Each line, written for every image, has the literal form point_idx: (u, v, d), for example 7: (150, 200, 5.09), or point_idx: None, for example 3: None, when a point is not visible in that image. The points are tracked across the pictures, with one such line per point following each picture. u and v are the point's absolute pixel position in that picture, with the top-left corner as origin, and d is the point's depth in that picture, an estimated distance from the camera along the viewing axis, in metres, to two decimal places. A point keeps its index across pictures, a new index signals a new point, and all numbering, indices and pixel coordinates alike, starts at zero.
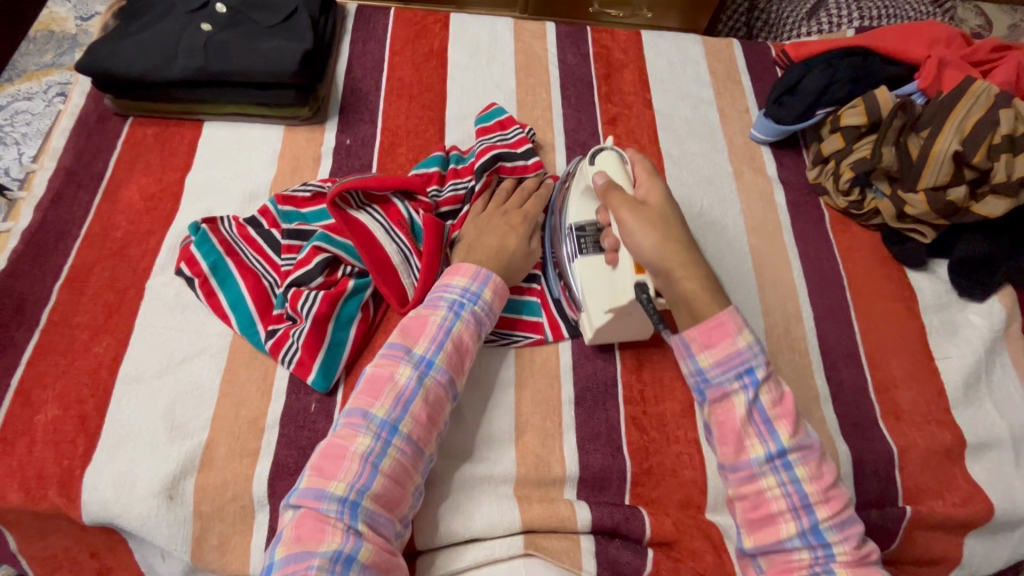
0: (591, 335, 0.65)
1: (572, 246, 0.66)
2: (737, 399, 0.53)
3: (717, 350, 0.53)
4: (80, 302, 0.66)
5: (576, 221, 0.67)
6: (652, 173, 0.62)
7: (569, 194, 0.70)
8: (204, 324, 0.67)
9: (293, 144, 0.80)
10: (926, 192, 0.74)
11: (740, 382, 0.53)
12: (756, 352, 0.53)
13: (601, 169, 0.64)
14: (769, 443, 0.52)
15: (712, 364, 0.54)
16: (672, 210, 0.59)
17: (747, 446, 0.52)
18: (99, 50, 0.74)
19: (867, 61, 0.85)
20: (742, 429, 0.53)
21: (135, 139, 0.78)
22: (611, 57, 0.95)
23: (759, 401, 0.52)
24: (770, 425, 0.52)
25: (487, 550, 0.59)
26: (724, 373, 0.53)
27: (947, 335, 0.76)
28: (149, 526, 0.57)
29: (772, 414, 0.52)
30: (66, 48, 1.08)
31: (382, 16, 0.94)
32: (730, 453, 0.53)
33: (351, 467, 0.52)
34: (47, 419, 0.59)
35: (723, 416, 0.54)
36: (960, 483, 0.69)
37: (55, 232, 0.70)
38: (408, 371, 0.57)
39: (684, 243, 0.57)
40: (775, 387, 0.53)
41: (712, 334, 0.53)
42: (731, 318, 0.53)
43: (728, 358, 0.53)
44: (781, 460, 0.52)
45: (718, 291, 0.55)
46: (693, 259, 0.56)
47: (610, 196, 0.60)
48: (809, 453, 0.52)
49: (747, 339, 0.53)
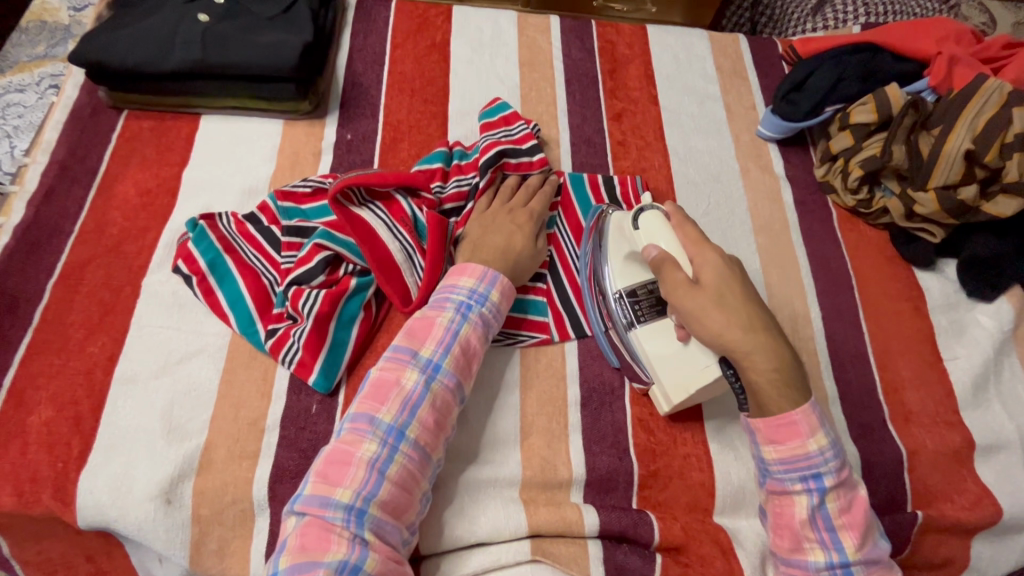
0: (666, 409, 0.62)
1: (627, 313, 0.63)
2: (799, 498, 0.52)
3: (784, 448, 0.52)
4: (74, 300, 0.64)
5: (626, 287, 0.64)
6: (702, 238, 0.60)
7: (607, 253, 0.67)
8: (202, 322, 0.65)
9: (293, 138, 0.79)
10: (936, 191, 0.73)
11: (803, 485, 0.52)
12: (827, 458, 0.52)
13: (649, 238, 0.61)
14: (830, 551, 0.52)
15: (776, 459, 0.53)
16: (735, 282, 0.56)
17: (805, 546, 0.53)
18: (93, 40, 0.72)
19: (876, 58, 0.84)
20: (801, 530, 0.52)
21: (130, 133, 0.77)
22: (616, 51, 0.93)
23: (824, 506, 0.52)
24: (833, 533, 0.52)
25: (492, 555, 0.58)
26: (788, 472, 0.53)
27: (955, 335, 0.75)
28: (146, 530, 0.55)
29: (836, 523, 0.52)
30: (59, 39, 1.06)
31: (383, 8, 0.92)
32: (785, 547, 0.54)
33: (357, 474, 0.51)
34: (41, 420, 0.58)
35: (781, 508, 0.54)
36: (969, 485, 0.68)
37: (48, 228, 0.69)
38: (415, 375, 0.55)
39: (753, 321, 0.55)
40: (844, 495, 0.52)
41: (780, 431, 0.52)
42: (802, 416, 0.52)
43: (794, 459, 0.52)
44: (842, 569, 0.52)
45: (792, 379, 0.53)
46: (765, 345, 0.53)
47: (665, 275, 0.58)
48: (871, 565, 0.52)
49: (819, 443, 0.52)
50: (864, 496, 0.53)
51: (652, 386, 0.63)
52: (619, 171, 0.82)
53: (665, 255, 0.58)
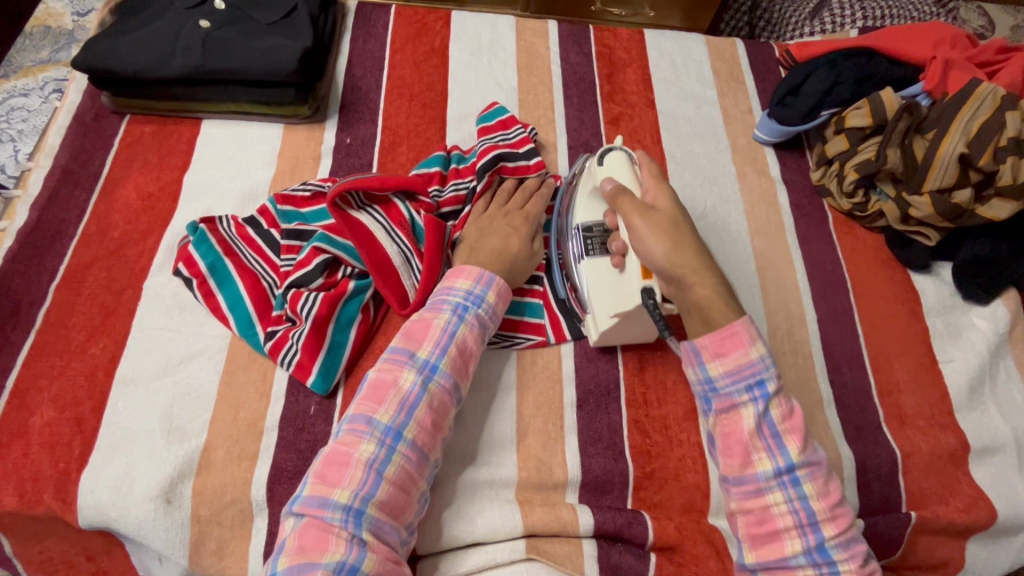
0: (596, 336, 0.65)
1: (578, 248, 0.67)
2: (745, 410, 0.54)
3: (728, 360, 0.54)
4: (76, 303, 0.65)
5: (584, 222, 0.68)
6: (661, 176, 0.63)
7: (575, 196, 0.71)
8: (202, 325, 0.66)
9: (293, 143, 0.79)
10: (931, 194, 0.73)
11: (750, 395, 0.53)
12: (768, 365, 0.53)
13: (610, 173, 0.65)
14: (777, 457, 0.53)
15: (722, 374, 0.54)
16: (685, 215, 0.60)
17: (754, 459, 0.53)
18: (96, 46, 0.73)
19: (872, 62, 0.84)
20: (749, 442, 0.53)
21: (132, 137, 0.78)
22: (613, 56, 0.94)
23: (768, 415, 0.53)
24: (778, 439, 0.53)
25: (489, 555, 0.58)
26: (734, 384, 0.54)
27: (951, 338, 0.76)
28: (146, 530, 0.56)
29: (780, 429, 0.53)
30: (63, 44, 1.07)
31: (383, 14, 0.93)
32: (736, 466, 0.54)
33: (355, 474, 0.51)
34: (43, 421, 0.59)
35: (730, 427, 0.54)
36: (963, 488, 0.68)
37: (51, 231, 0.70)
38: (412, 375, 0.56)
39: (696, 245, 0.58)
40: (786, 402, 0.54)
41: (724, 343, 0.54)
42: (744, 328, 0.54)
43: (738, 369, 0.54)
44: (789, 476, 0.52)
45: (731, 299, 0.56)
46: (705, 263, 0.57)
47: (619, 202, 0.61)
48: (816, 470, 0.53)
49: (760, 351, 0.54)
50: (802, 408, 0.55)
51: (588, 319, 0.67)
52: None
53: (621, 186, 0.62)
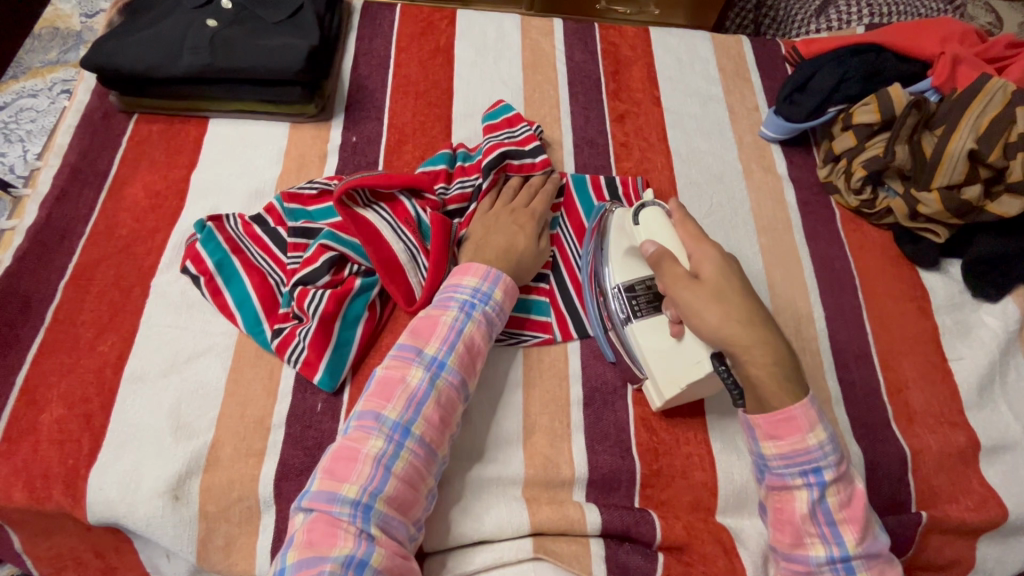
0: (659, 404, 0.62)
1: (625, 308, 0.64)
2: (799, 493, 0.52)
3: (784, 443, 0.52)
4: (85, 301, 0.65)
5: (625, 281, 0.65)
6: (702, 234, 0.60)
7: (608, 248, 0.68)
8: (209, 322, 0.66)
9: (299, 141, 0.80)
10: (939, 191, 0.73)
11: (804, 480, 0.52)
12: (826, 452, 0.51)
13: (650, 236, 0.62)
14: (831, 545, 0.51)
15: (775, 455, 0.53)
16: (735, 278, 0.56)
17: (806, 542, 0.52)
18: (104, 45, 0.74)
19: (880, 57, 0.84)
20: (802, 525, 0.52)
21: (140, 136, 0.78)
22: (619, 53, 0.94)
23: (824, 501, 0.52)
24: (834, 527, 0.51)
25: (496, 553, 0.58)
26: (787, 466, 0.52)
27: (960, 336, 0.75)
28: (154, 526, 0.56)
29: (837, 518, 0.52)
30: (71, 45, 1.09)
31: (389, 13, 0.93)
32: (786, 542, 0.53)
33: (363, 470, 0.51)
34: (52, 418, 0.59)
35: (782, 504, 0.53)
36: (974, 486, 0.67)
37: (59, 229, 0.70)
38: (420, 372, 0.56)
39: (749, 315, 0.55)
40: (844, 489, 0.52)
41: (780, 426, 0.52)
42: (802, 411, 0.51)
43: (794, 453, 0.52)
44: (843, 564, 0.51)
45: (790, 374, 0.53)
46: (762, 338, 0.54)
47: (664, 269, 0.58)
48: (872, 560, 0.52)
49: (818, 438, 0.52)
50: (863, 491, 0.53)
51: (645, 380, 0.64)
52: (621, 173, 0.83)
53: (663, 249, 0.59)
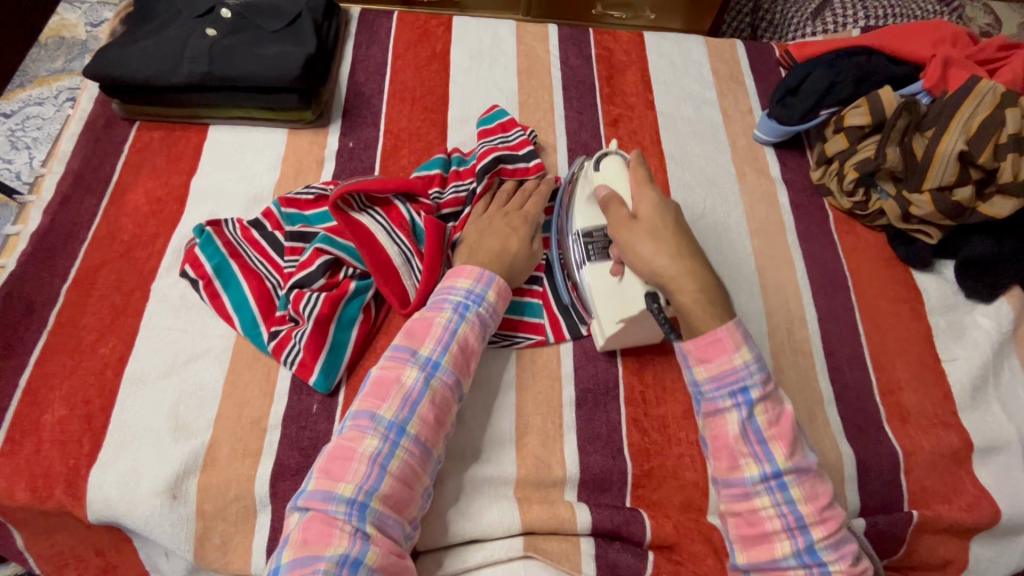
0: (603, 342, 0.65)
1: (579, 254, 0.67)
2: (730, 416, 0.54)
3: (712, 365, 0.55)
4: (87, 304, 0.67)
5: (583, 228, 0.68)
6: (648, 179, 0.64)
7: (574, 199, 0.71)
8: (208, 325, 0.67)
9: (297, 147, 0.81)
10: (931, 192, 0.73)
11: (734, 401, 0.54)
12: (752, 371, 0.54)
13: (604, 180, 0.66)
14: (763, 463, 0.53)
15: (707, 379, 0.55)
16: (670, 217, 0.61)
17: (741, 464, 0.54)
18: (106, 55, 0.76)
19: (871, 61, 0.84)
20: (735, 447, 0.54)
21: (142, 143, 0.80)
22: (613, 58, 0.95)
23: (754, 420, 0.54)
24: (765, 445, 0.54)
25: (487, 552, 0.59)
26: (719, 390, 0.55)
27: (953, 337, 0.75)
28: (153, 525, 0.57)
29: (767, 435, 0.54)
30: (76, 54, 1.12)
31: (386, 20, 0.95)
32: (724, 468, 0.55)
33: (358, 469, 0.52)
34: (54, 418, 0.60)
35: (717, 431, 0.55)
36: (967, 487, 0.68)
37: (63, 235, 0.72)
38: (414, 372, 0.57)
39: (683, 249, 0.58)
40: (772, 407, 0.54)
41: (708, 349, 0.55)
42: (728, 334, 0.54)
43: (722, 375, 0.54)
44: (776, 481, 0.53)
45: (718, 302, 0.56)
46: (690, 270, 0.57)
47: (610, 211, 0.63)
48: (803, 474, 0.54)
49: (745, 358, 0.54)
50: (793, 411, 0.55)
51: (593, 322, 0.67)
52: None
53: (612, 193, 0.63)
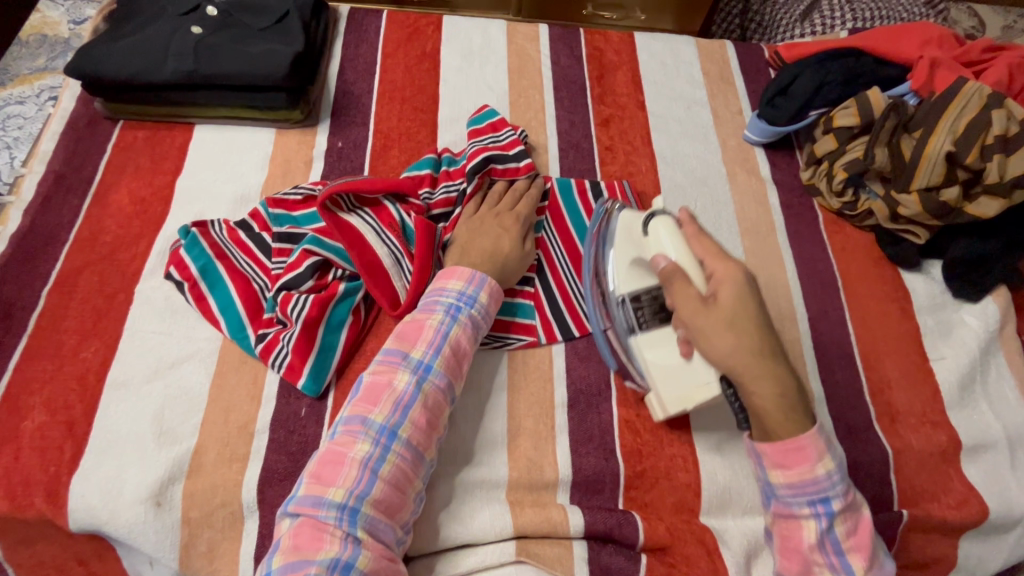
0: (660, 416, 0.62)
1: (630, 318, 0.65)
2: (807, 523, 0.53)
3: (791, 472, 0.52)
4: (68, 307, 0.65)
5: (630, 292, 0.65)
6: (718, 254, 0.59)
7: (614, 257, 0.68)
8: (194, 328, 0.66)
9: (285, 146, 0.80)
10: (919, 193, 0.74)
11: (812, 510, 0.52)
12: (835, 482, 0.52)
13: (660, 249, 0.61)
14: (839, 573, 0.52)
15: (783, 483, 0.53)
16: (750, 303, 0.56)
17: (814, 569, 0.53)
18: (89, 52, 0.74)
19: (859, 62, 0.85)
20: (808, 553, 0.53)
21: (125, 143, 0.78)
22: (604, 58, 0.95)
23: (831, 530, 0.52)
24: (842, 556, 0.52)
25: (479, 556, 0.58)
26: (796, 496, 0.53)
27: (941, 336, 0.76)
28: (137, 533, 0.56)
29: (844, 546, 0.52)
30: (59, 52, 1.11)
31: (375, 19, 0.94)
32: (792, 569, 0.54)
33: (349, 473, 0.51)
34: (34, 424, 0.59)
35: (789, 532, 0.54)
36: (955, 485, 0.68)
37: (44, 236, 0.70)
38: (406, 376, 0.56)
39: (761, 342, 0.54)
40: (850, 517, 0.53)
41: (788, 455, 0.52)
42: (810, 441, 0.52)
43: (802, 483, 0.52)
44: None
45: (795, 407, 0.53)
46: (772, 369, 0.54)
47: (677, 288, 0.58)
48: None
49: (827, 468, 0.52)
50: (871, 519, 0.54)
51: (648, 393, 0.64)
52: (606, 176, 0.83)
53: (677, 267, 0.59)
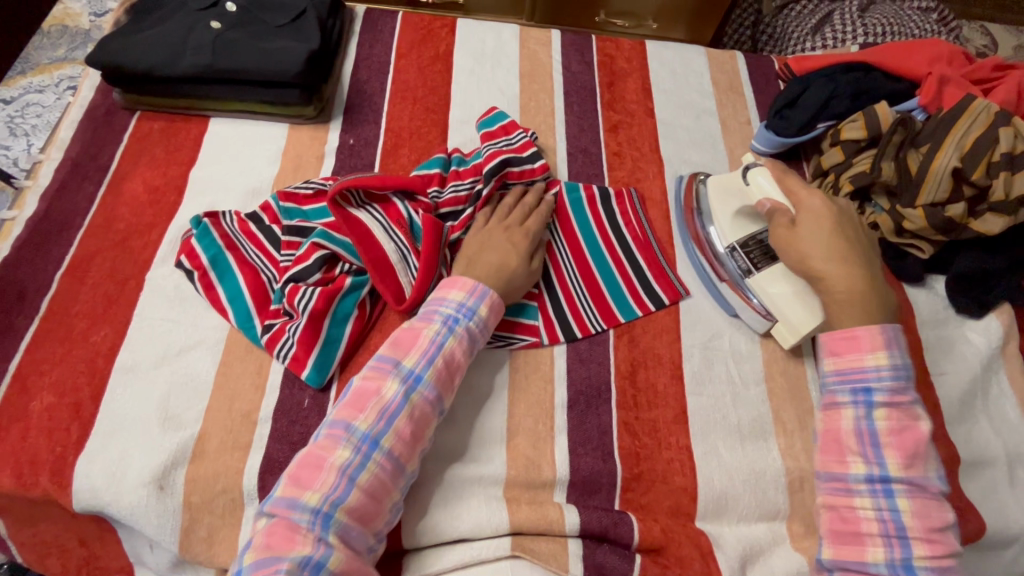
0: (792, 341, 0.70)
1: (744, 262, 0.73)
2: (846, 412, 0.59)
3: (842, 360, 0.60)
4: (80, 292, 0.67)
5: (739, 238, 0.75)
6: (811, 187, 0.69)
7: (717, 212, 0.78)
8: (201, 316, 0.67)
9: (297, 142, 0.81)
10: (924, 207, 0.74)
11: (853, 398, 0.58)
12: (882, 376, 0.58)
13: (760, 192, 0.72)
14: (873, 465, 0.56)
15: (833, 373, 0.60)
16: (835, 221, 0.65)
17: (849, 460, 0.57)
18: (110, 44, 0.76)
19: (868, 76, 0.85)
20: (845, 441, 0.58)
21: (141, 133, 0.79)
22: (615, 65, 0.96)
23: (872, 421, 0.57)
24: (878, 448, 0.56)
25: (474, 551, 0.59)
26: (842, 385, 0.59)
27: (944, 350, 0.76)
28: (139, 515, 0.57)
29: (882, 440, 0.56)
30: (79, 43, 1.13)
31: (390, 20, 0.96)
32: (830, 462, 0.58)
33: (328, 478, 0.52)
34: (43, 405, 0.60)
35: (830, 425, 0.59)
36: (952, 499, 0.68)
37: (59, 222, 0.71)
38: (395, 385, 0.57)
39: (837, 251, 0.64)
40: (895, 415, 0.57)
41: (841, 345, 0.60)
42: (867, 335, 0.59)
43: (849, 371, 0.59)
44: (882, 484, 0.56)
45: (868, 300, 0.61)
46: (846, 271, 0.62)
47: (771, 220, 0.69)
48: (917, 491, 0.55)
49: (878, 361, 0.58)
50: (922, 426, 0.57)
51: (775, 324, 0.71)
52: (613, 182, 0.84)
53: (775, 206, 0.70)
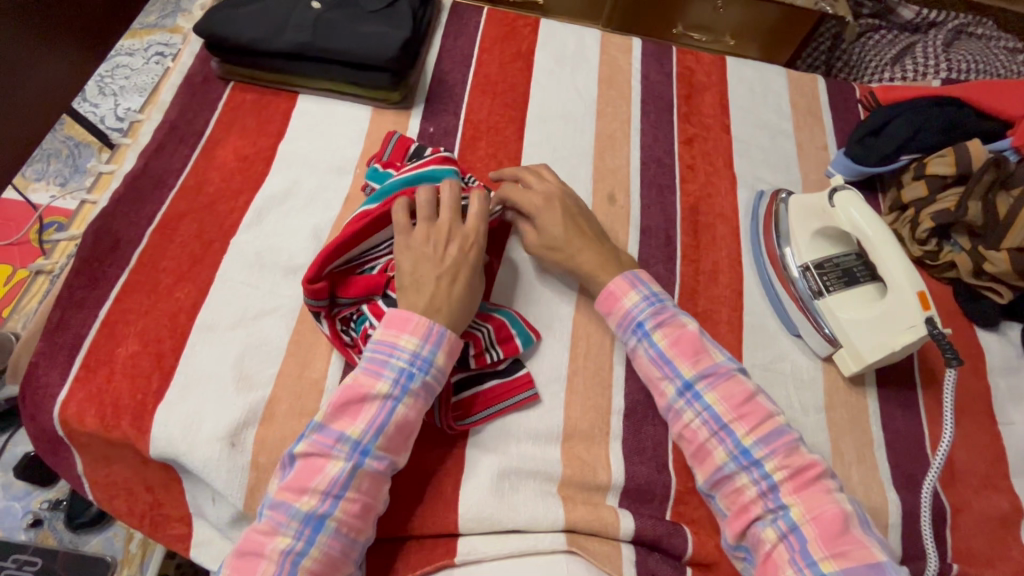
0: (854, 369, 0.70)
1: (816, 284, 0.73)
2: (641, 352, 0.64)
3: (615, 311, 0.66)
4: (168, 249, 0.69)
5: (814, 260, 0.75)
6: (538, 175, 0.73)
7: (794, 231, 0.78)
8: (279, 284, 0.69)
9: (380, 125, 0.83)
10: (1010, 251, 0.72)
11: (637, 337, 0.64)
12: (642, 307, 0.65)
13: (846, 214, 0.70)
14: (674, 380, 0.62)
15: (618, 326, 0.66)
16: (556, 201, 0.71)
17: (662, 389, 0.63)
18: (216, 15, 0.79)
19: (960, 112, 0.83)
20: (653, 375, 0.63)
21: (234, 103, 0.82)
22: (693, 78, 0.95)
23: (656, 346, 0.63)
24: (669, 364, 0.62)
25: (531, 541, 0.59)
26: (626, 331, 0.66)
27: (1014, 400, 0.74)
28: (209, 468, 0.59)
29: (670, 355, 0.62)
30: (169, 12, 1.21)
31: (475, 14, 0.97)
32: (655, 398, 0.64)
33: (268, 566, 0.50)
34: (128, 352, 0.63)
35: (640, 369, 0.65)
36: (1013, 554, 0.66)
37: (153, 179, 0.74)
38: (340, 462, 0.53)
39: (567, 233, 0.69)
40: (668, 331, 0.64)
41: (608, 301, 0.66)
42: (616, 284, 0.66)
43: (624, 318, 0.66)
44: (689, 392, 0.61)
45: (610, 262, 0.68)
46: (583, 244, 0.69)
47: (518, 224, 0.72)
48: (715, 379, 0.61)
49: (634, 298, 0.65)
50: (690, 330, 0.63)
51: (838, 350, 0.71)
52: (685, 194, 0.84)
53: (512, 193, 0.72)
